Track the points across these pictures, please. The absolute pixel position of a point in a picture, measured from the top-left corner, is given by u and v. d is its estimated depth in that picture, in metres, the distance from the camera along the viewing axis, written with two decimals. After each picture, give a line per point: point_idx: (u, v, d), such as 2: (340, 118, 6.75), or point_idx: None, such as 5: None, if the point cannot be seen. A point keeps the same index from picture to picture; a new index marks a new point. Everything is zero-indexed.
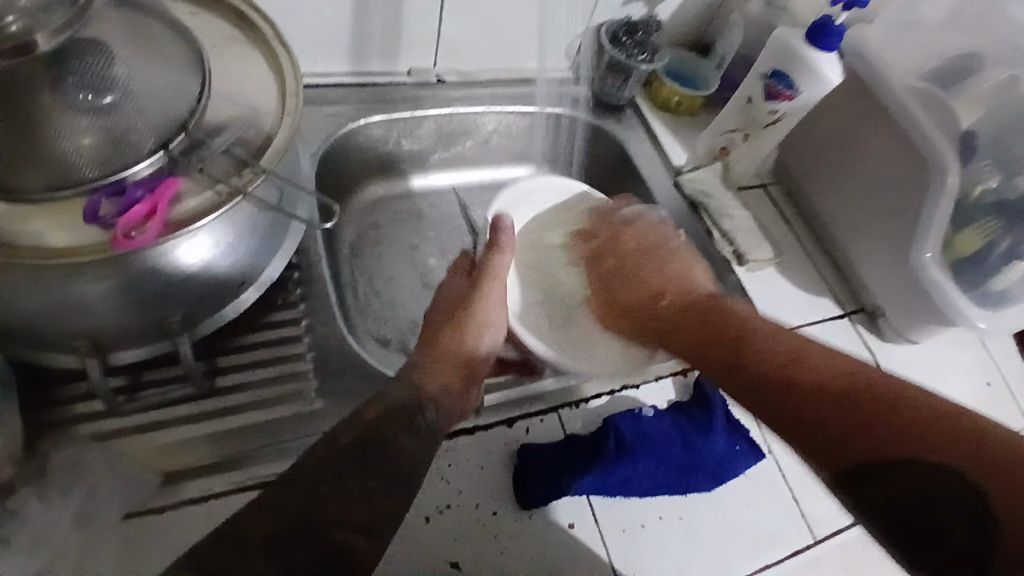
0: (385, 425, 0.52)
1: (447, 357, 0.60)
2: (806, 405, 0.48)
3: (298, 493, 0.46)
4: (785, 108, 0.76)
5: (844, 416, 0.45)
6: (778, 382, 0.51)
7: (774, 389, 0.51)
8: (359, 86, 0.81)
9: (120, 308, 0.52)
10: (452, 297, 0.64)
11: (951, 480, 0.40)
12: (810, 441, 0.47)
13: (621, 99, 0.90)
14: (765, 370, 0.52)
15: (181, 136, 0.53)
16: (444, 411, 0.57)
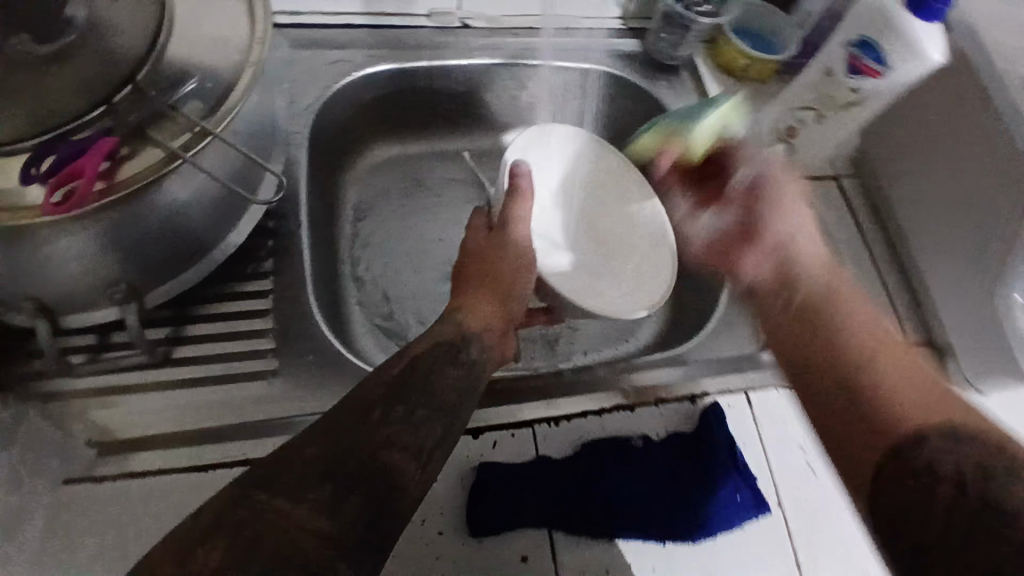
0: (428, 362, 0.50)
1: (489, 290, 0.58)
2: (868, 379, 0.45)
3: (348, 426, 0.44)
4: (871, 87, 0.62)
5: (900, 413, 0.42)
6: (844, 361, 0.47)
7: (835, 365, 0.47)
8: (373, 29, 0.73)
9: (55, 271, 0.48)
10: (484, 243, 0.61)
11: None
12: (860, 415, 0.44)
13: (675, 58, 0.78)
14: (836, 344, 0.48)
15: (125, 89, 0.47)
16: (489, 347, 0.54)
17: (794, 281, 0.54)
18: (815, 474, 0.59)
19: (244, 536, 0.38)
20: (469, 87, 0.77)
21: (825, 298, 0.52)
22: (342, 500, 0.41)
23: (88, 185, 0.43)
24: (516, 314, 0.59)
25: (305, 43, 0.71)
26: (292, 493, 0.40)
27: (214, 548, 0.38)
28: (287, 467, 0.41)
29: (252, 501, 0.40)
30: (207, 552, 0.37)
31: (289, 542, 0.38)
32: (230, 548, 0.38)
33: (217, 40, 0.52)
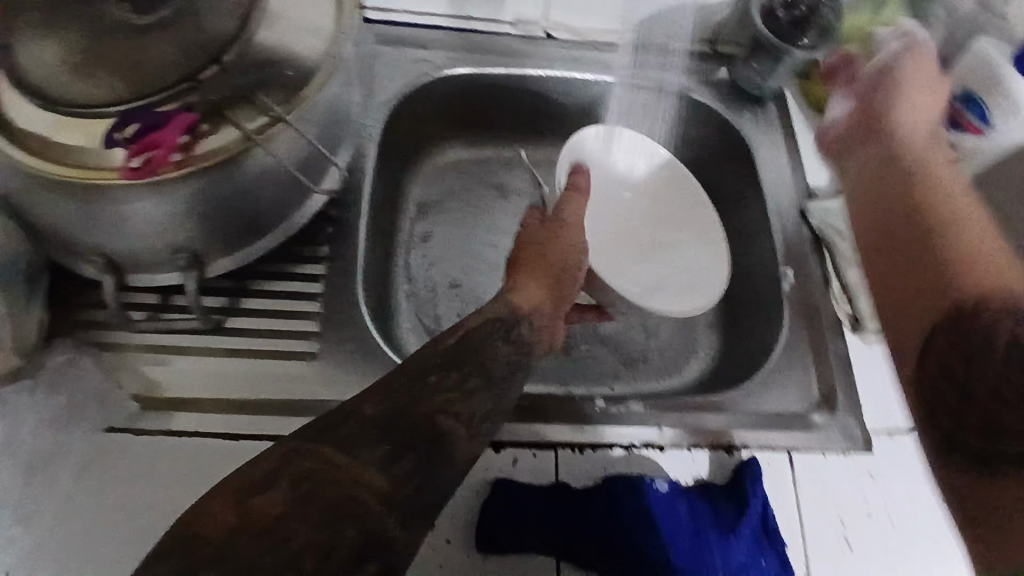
0: (483, 331, 0.51)
1: (540, 274, 0.57)
2: (958, 236, 0.39)
3: (406, 389, 0.44)
4: (972, 144, 0.59)
5: (990, 273, 0.37)
6: (940, 214, 0.41)
7: (893, 212, 0.43)
8: (457, 32, 0.74)
9: (130, 235, 0.51)
10: (538, 231, 0.60)
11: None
12: (943, 288, 0.38)
13: (763, 88, 0.74)
14: (920, 206, 0.42)
15: (212, 70, 0.48)
16: (537, 329, 0.54)
17: (883, 152, 0.48)
18: (851, 549, 0.54)
19: (305, 486, 0.37)
20: (545, 97, 0.77)
21: (904, 162, 0.46)
22: (398, 458, 0.40)
23: (163, 155, 0.46)
24: (567, 297, 0.58)
25: (391, 38, 0.72)
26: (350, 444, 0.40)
27: (276, 495, 0.37)
28: (349, 418, 0.41)
29: (313, 451, 0.39)
30: (266, 499, 0.37)
31: (348, 497, 0.38)
32: (293, 498, 0.37)
33: (308, 30, 0.54)
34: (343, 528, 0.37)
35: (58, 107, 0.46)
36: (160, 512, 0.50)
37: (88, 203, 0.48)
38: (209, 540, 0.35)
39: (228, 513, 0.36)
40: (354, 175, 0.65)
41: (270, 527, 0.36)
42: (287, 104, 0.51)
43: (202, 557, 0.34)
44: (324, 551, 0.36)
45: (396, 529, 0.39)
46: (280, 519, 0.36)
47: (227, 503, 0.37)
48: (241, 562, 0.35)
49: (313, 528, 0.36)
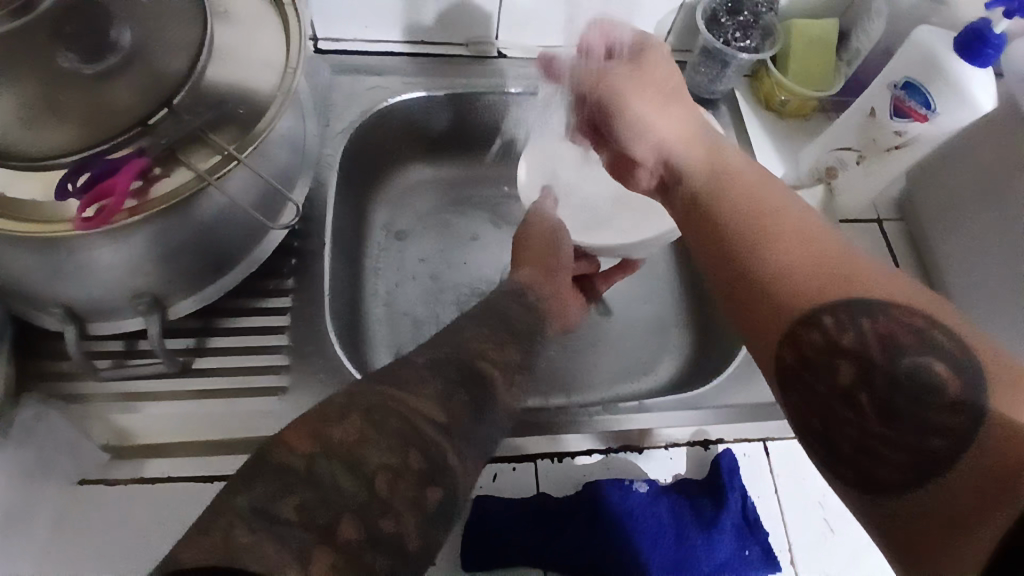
0: (501, 300, 0.59)
1: (531, 257, 0.67)
2: (771, 247, 0.40)
3: (451, 341, 0.49)
4: (917, 130, 0.61)
5: (816, 271, 0.38)
6: (742, 231, 0.42)
7: (737, 248, 0.42)
8: (412, 57, 0.75)
9: (90, 286, 0.50)
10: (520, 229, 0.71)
11: (922, 356, 0.34)
12: (785, 295, 0.38)
13: (714, 92, 0.77)
14: (722, 221, 0.44)
15: (162, 113, 0.49)
16: (545, 299, 0.64)
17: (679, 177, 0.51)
18: (832, 531, 0.56)
19: (374, 418, 0.39)
20: (502, 114, 0.78)
21: (700, 173, 0.49)
22: (451, 395, 0.43)
23: (117, 203, 0.46)
24: (559, 275, 0.67)
25: (345, 68, 0.73)
26: (413, 385, 0.42)
27: (350, 426, 0.39)
28: (403, 365, 0.45)
29: (378, 389, 0.42)
30: (342, 431, 0.38)
31: (413, 427, 0.40)
32: (366, 426, 0.39)
33: (257, 65, 0.54)
34: (410, 452, 0.39)
35: (7, 160, 0.46)
36: (140, 560, 0.50)
37: (46, 256, 0.47)
38: (295, 464, 0.36)
39: (304, 441, 0.37)
40: (315, 204, 0.66)
41: (346, 450, 0.37)
42: (241, 141, 0.51)
43: (285, 482, 0.35)
44: (395, 471, 0.37)
45: (453, 460, 0.40)
46: (356, 445, 0.38)
47: (305, 432, 0.38)
48: (321, 486, 0.35)
49: (384, 453, 0.38)
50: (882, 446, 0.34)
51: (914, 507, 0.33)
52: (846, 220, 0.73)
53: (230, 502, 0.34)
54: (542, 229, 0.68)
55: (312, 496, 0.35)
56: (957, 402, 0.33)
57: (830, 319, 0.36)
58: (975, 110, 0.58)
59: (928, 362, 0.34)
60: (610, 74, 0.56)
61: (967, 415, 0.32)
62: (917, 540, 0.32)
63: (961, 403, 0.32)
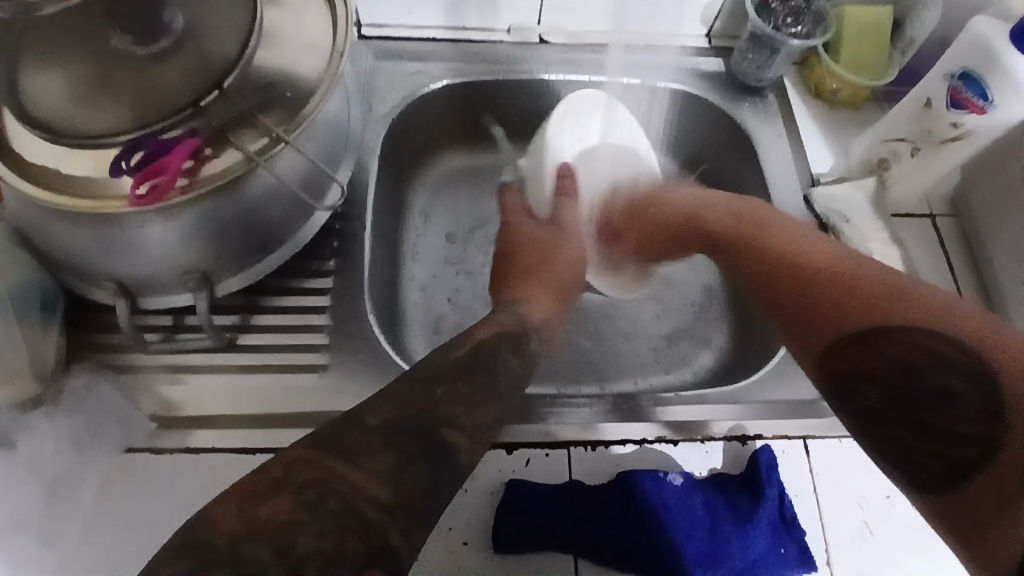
0: (495, 345, 0.53)
1: (540, 282, 0.65)
2: (803, 297, 0.49)
3: (415, 399, 0.45)
4: (974, 123, 0.59)
5: (839, 306, 0.46)
6: (784, 281, 0.51)
7: (795, 304, 0.50)
8: (452, 42, 0.75)
9: (139, 260, 0.52)
10: (535, 239, 0.68)
11: (940, 368, 0.40)
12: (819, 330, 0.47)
13: (761, 80, 0.74)
14: (767, 278, 0.53)
15: (213, 95, 0.50)
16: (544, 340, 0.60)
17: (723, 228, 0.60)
18: (872, 532, 0.54)
19: (308, 495, 0.37)
20: (542, 101, 0.78)
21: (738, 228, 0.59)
22: (402, 466, 0.40)
23: (170, 181, 0.47)
24: (563, 303, 0.66)
25: (388, 53, 0.73)
26: (357, 456, 0.40)
27: (280, 503, 0.36)
28: (353, 428, 0.42)
29: (314, 462, 0.39)
30: (270, 509, 0.36)
31: (352, 506, 0.37)
32: (298, 503, 0.36)
33: (304, 48, 0.55)
34: (347, 537, 0.36)
35: (66, 137, 0.48)
36: (183, 526, 0.52)
37: (101, 231, 0.49)
38: (214, 543, 0.34)
39: (227, 518, 0.35)
40: (356, 187, 0.66)
41: (275, 532, 0.35)
42: (287, 123, 0.52)
43: (205, 560, 0.33)
44: (329, 555, 0.35)
45: (399, 540, 0.37)
46: (285, 523, 0.35)
47: (231, 509, 0.36)
48: (243, 565, 0.33)
49: (316, 536, 0.35)
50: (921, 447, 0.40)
51: (961, 498, 0.38)
52: (896, 214, 0.70)
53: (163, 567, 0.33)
54: (560, 259, 0.67)
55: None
56: (981, 399, 0.38)
57: (860, 342, 0.44)
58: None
59: (945, 375, 0.40)
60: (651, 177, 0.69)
61: (991, 416, 0.37)
62: (967, 520, 0.37)
63: (982, 404, 0.38)
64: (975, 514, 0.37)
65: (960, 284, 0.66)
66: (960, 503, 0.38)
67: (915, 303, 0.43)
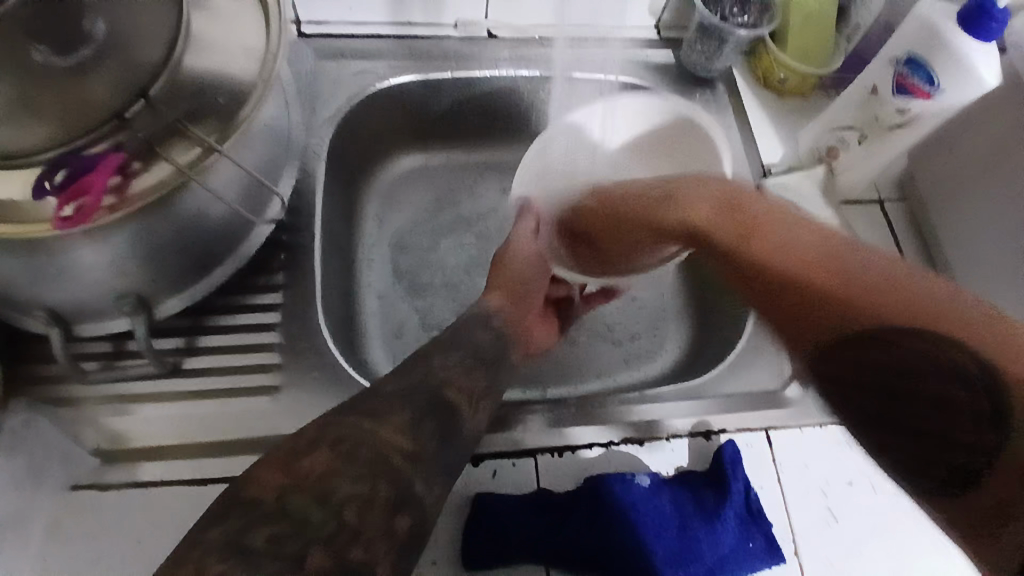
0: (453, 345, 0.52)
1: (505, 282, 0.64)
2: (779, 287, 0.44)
3: None
4: (920, 109, 0.60)
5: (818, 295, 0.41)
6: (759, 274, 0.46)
7: (758, 269, 0.45)
8: (397, 39, 0.72)
9: (69, 286, 0.48)
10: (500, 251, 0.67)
11: (949, 376, 0.33)
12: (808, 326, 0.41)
13: (710, 71, 0.74)
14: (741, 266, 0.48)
15: (137, 106, 0.46)
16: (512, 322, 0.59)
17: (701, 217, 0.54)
18: (835, 518, 0.55)
19: (343, 447, 0.37)
20: (493, 97, 0.76)
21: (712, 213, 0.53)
22: (419, 422, 0.40)
23: (95, 200, 0.43)
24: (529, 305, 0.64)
25: (330, 53, 0.70)
26: (378, 413, 0.40)
27: (317, 459, 0.36)
28: (373, 394, 0.42)
29: (343, 421, 0.39)
30: (309, 463, 0.36)
31: (382, 456, 0.37)
32: (334, 457, 0.36)
33: (238, 52, 0.51)
34: (380, 480, 0.36)
35: None
36: (137, 564, 0.49)
37: (25, 259, 0.45)
38: (259, 501, 0.33)
39: (272, 477, 0.35)
40: (302, 196, 0.64)
41: (314, 483, 0.34)
42: (222, 133, 0.49)
43: (253, 518, 0.32)
44: (366, 501, 0.34)
45: (422, 487, 0.37)
46: (324, 476, 0.35)
47: (273, 468, 0.35)
48: (290, 520, 0.33)
49: (352, 483, 0.35)
50: (930, 446, 0.34)
51: (976, 503, 0.31)
52: (845, 201, 0.71)
53: (201, 540, 0.31)
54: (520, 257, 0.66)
55: (282, 529, 0.32)
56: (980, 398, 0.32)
57: (837, 330, 0.39)
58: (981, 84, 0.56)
59: (946, 381, 0.34)
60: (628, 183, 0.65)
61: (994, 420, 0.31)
62: (981, 523, 0.31)
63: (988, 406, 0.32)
64: (985, 518, 0.31)
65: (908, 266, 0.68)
66: (986, 506, 0.31)
67: (895, 286, 0.38)
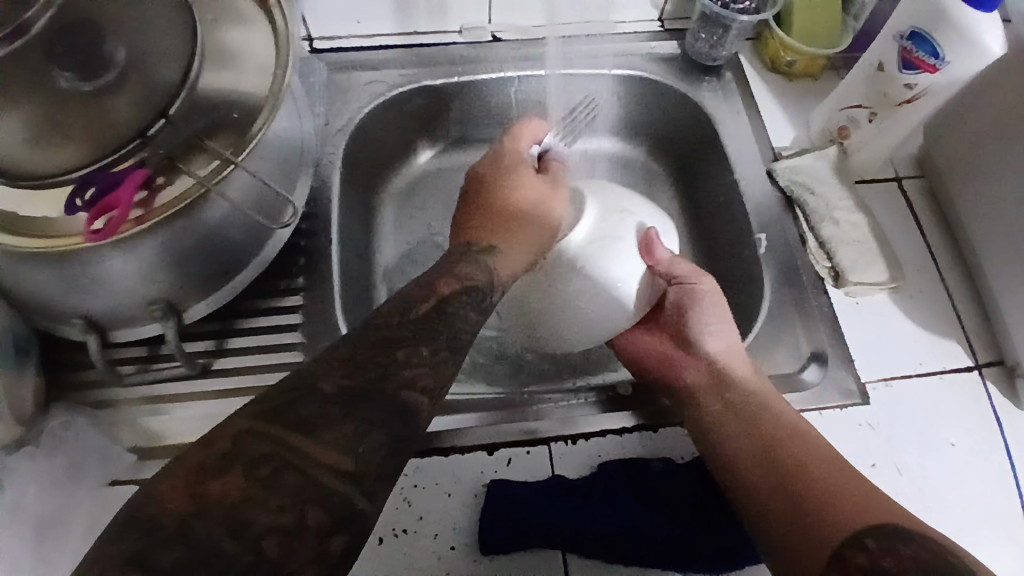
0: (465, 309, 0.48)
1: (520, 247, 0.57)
2: (851, 510, 0.44)
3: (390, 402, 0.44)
4: (928, 82, 0.59)
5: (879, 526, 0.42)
6: (802, 487, 0.46)
7: (754, 430, 0.51)
8: (406, 48, 0.75)
9: (107, 295, 0.52)
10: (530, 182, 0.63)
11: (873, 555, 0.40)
12: (801, 513, 0.45)
13: (717, 58, 0.74)
14: (777, 477, 0.48)
15: (160, 123, 0.49)
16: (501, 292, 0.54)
17: (728, 386, 0.55)
18: None
19: (264, 471, 0.33)
20: (500, 99, 0.77)
21: (751, 404, 0.53)
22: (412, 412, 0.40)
23: (123, 215, 0.47)
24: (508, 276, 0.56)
25: (341, 65, 0.73)
26: (321, 422, 0.35)
27: (229, 482, 0.32)
28: (308, 397, 0.36)
29: (262, 433, 0.34)
30: (220, 487, 0.32)
31: (312, 482, 0.33)
32: (249, 483, 0.33)
33: (254, 68, 0.55)
34: (307, 509, 0.33)
35: (14, 180, 0.47)
36: None
37: (61, 268, 0.49)
38: (193, 506, 0.31)
39: (176, 496, 0.31)
40: (319, 202, 0.66)
41: (229, 511, 0.31)
42: (236, 145, 0.51)
43: (154, 538, 0.30)
44: (289, 533, 0.32)
45: None
46: (238, 503, 0.32)
47: (175, 489, 0.32)
48: (197, 547, 0.30)
49: (275, 513, 0.32)
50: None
51: None
52: (862, 181, 0.70)
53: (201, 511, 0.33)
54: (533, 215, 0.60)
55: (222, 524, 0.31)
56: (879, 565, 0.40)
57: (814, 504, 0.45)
58: (992, 58, 0.56)
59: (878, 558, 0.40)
60: (692, 272, 0.60)
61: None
62: None
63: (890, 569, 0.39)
64: None
65: (928, 246, 0.67)
66: None
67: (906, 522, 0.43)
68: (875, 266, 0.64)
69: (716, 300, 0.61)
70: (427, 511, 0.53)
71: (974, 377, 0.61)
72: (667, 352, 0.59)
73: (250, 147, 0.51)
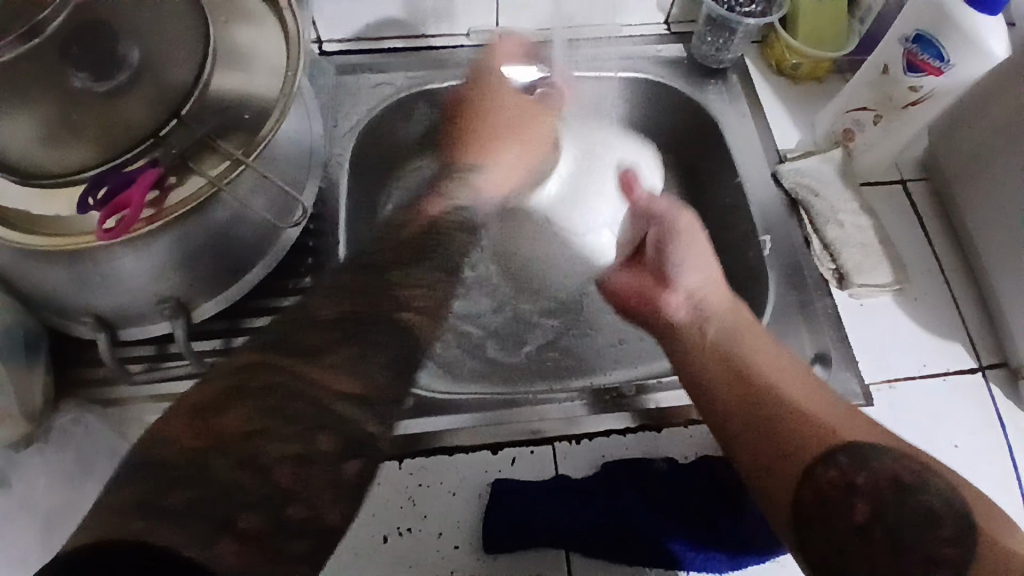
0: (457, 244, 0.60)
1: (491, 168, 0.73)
2: (827, 429, 0.46)
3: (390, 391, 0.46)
4: (932, 84, 0.59)
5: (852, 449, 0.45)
6: (780, 408, 0.47)
7: (730, 351, 0.52)
8: (413, 50, 0.75)
9: (117, 293, 0.53)
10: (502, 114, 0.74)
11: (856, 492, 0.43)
12: (778, 437, 0.46)
13: (722, 61, 0.74)
14: (756, 398, 0.48)
15: (172, 125, 0.50)
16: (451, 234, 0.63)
17: (705, 318, 0.55)
18: None
19: (270, 399, 0.42)
20: None
21: (732, 336, 0.53)
22: None
23: (135, 213, 0.47)
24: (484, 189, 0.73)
25: (348, 67, 0.74)
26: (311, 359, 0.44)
27: (240, 415, 0.41)
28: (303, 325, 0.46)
29: (269, 363, 0.43)
30: (230, 420, 0.40)
31: (320, 409, 0.43)
32: (257, 414, 0.41)
33: (263, 70, 0.55)
34: (317, 436, 0.42)
35: (31, 180, 0.48)
36: None
37: (73, 267, 0.50)
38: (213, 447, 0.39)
39: (187, 435, 0.39)
40: (326, 203, 0.67)
41: (240, 441, 0.40)
42: (247, 146, 0.52)
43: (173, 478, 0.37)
44: (303, 459, 0.41)
45: None
46: (251, 433, 0.40)
47: (184, 426, 0.40)
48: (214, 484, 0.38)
49: (284, 443, 0.41)
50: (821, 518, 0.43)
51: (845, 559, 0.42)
52: (866, 183, 0.70)
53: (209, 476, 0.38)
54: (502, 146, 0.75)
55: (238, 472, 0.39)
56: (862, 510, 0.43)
57: (795, 427, 0.46)
58: (996, 61, 0.57)
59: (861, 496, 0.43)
60: (672, 209, 0.64)
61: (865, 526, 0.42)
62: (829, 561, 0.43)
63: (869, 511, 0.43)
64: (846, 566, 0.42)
65: (933, 248, 0.67)
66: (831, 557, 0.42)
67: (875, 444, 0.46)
68: (880, 269, 0.64)
69: (694, 237, 0.62)
70: (431, 509, 0.54)
71: (979, 379, 0.61)
72: (643, 287, 0.62)
73: (260, 145, 0.51)
